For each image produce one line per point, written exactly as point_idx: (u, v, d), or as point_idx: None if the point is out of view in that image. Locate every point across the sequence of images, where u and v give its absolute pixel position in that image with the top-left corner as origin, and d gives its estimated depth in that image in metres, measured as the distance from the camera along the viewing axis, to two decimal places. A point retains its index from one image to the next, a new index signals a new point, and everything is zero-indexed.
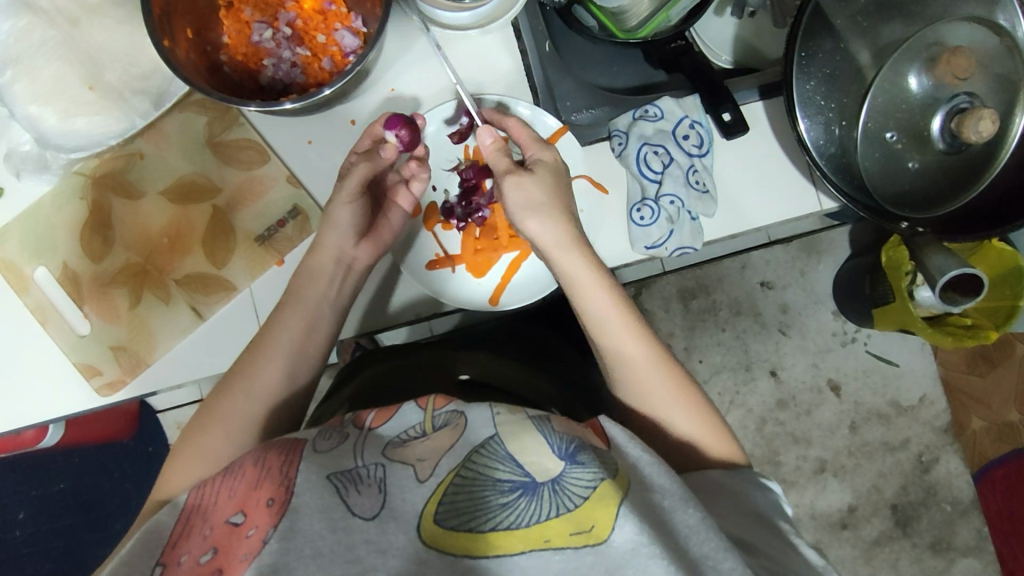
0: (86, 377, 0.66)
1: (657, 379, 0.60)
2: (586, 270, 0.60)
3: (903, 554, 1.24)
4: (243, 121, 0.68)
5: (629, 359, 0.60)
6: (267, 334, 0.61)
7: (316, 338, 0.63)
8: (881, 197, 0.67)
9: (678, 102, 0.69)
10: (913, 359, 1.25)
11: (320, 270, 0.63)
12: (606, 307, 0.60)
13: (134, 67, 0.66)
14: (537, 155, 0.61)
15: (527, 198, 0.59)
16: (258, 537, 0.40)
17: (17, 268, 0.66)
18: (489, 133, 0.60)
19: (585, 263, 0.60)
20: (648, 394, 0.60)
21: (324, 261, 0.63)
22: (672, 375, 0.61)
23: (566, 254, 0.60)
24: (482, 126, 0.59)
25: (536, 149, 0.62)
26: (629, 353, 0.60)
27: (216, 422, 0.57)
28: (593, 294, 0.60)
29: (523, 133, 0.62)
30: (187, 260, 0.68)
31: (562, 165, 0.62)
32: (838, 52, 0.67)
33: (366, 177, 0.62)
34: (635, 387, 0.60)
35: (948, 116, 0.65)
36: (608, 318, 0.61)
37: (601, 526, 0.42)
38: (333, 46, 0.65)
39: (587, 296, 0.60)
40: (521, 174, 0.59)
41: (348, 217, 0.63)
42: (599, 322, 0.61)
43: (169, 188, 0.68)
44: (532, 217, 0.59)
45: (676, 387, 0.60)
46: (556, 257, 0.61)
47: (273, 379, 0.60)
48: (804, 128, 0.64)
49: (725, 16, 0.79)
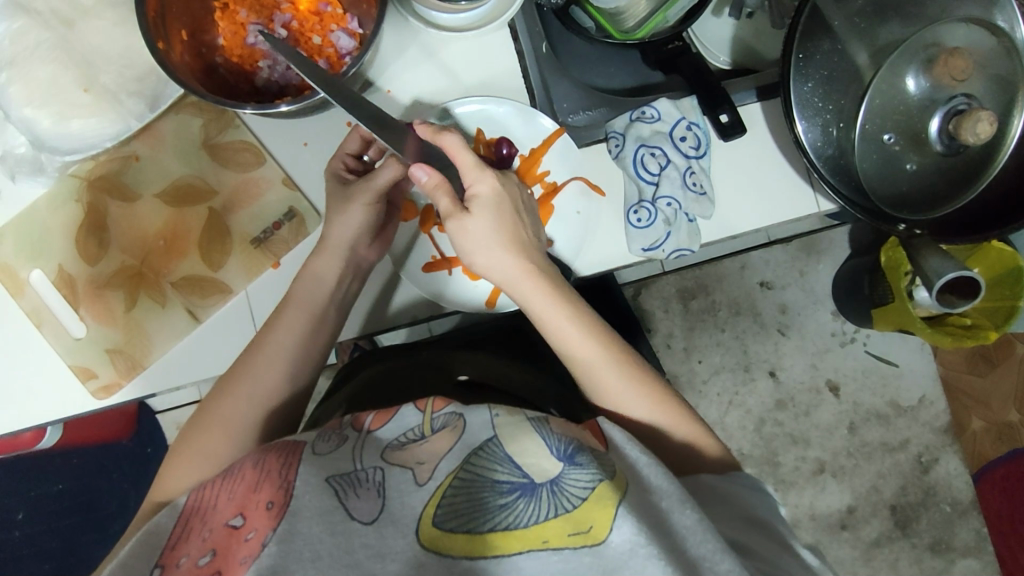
0: (82, 380, 0.66)
1: (631, 395, 0.59)
2: (544, 296, 0.58)
3: (902, 555, 1.24)
4: (238, 123, 0.68)
5: (596, 377, 0.59)
6: (266, 337, 0.61)
7: (314, 338, 0.62)
8: (878, 198, 0.67)
9: (676, 104, 0.69)
10: (912, 359, 1.25)
11: (327, 272, 0.63)
12: (570, 331, 0.59)
13: (129, 69, 0.66)
14: (475, 184, 0.57)
15: (473, 238, 0.57)
16: (257, 540, 0.40)
17: (12, 271, 0.66)
18: (422, 170, 0.54)
19: (545, 291, 0.58)
20: (626, 407, 0.60)
21: (329, 264, 0.63)
22: (648, 388, 0.60)
23: (521, 283, 0.58)
24: (413, 164, 0.53)
25: (474, 176, 0.57)
26: (596, 372, 0.59)
27: (212, 425, 0.57)
28: (555, 320, 0.59)
29: (461, 155, 0.56)
30: (182, 263, 0.67)
31: (502, 189, 0.58)
32: (836, 53, 0.67)
33: (391, 180, 0.62)
34: (612, 404, 0.60)
35: (946, 119, 0.64)
36: (572, 342, 0.59)
37: (600, 526, 0.42)
38: (329, 48, 0.65)
39: (549, 323, 0.59)
40: (463, 219, 0.56)
41: (361, 218, 0.63)
42: (565, 346, 0.60)
43: (165, 190, 0.67)
44: (483, 254, 0.57)
45: (652, 401, 0.60)
46: (514, 288, 0.59)
47: (270, 382, 0.59)
48: (800, 129, 0.64)
49: (723, 17, 0.79)
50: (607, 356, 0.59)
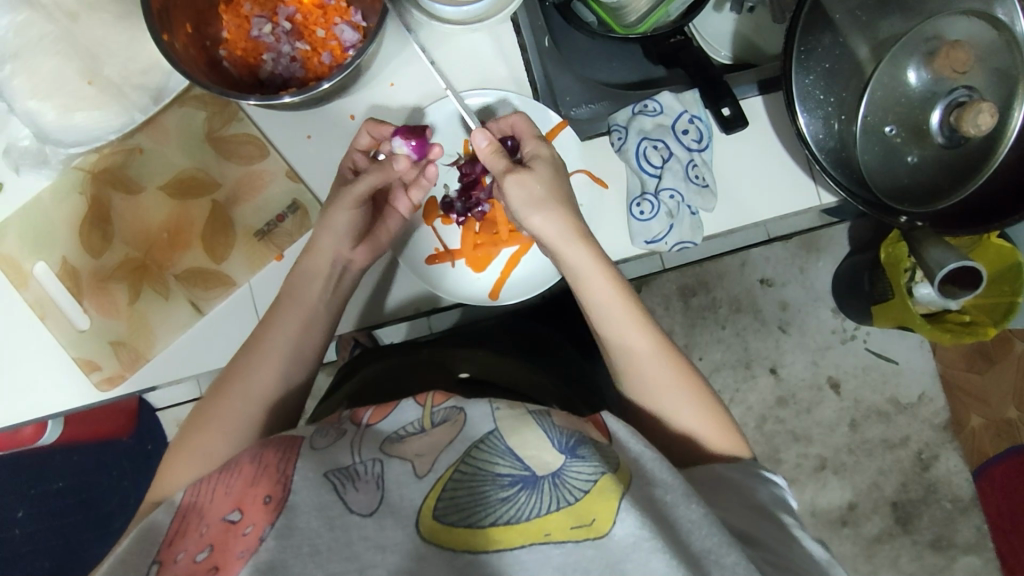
0: (85, 372, 0.66)
1: (663, 372, 0.60)
2: (593, 263, 0.60)
3: (903, 551, 1.25)
4: (242, 116, 0.68)
5: (635, 358, 0.60)
6: (262, 335, 0.61)
7: (312, 335, 0.62)
8: (881, 189, 0.67)
9: (677, 97, 0.69)
10: (912, 356, 1.25)
11: (315, 272, 0.63)
12: (609, 301, 0.60)
13: (134, 63, 0.67)
14: (534, 150, 0.61)
15: (527, 194, 0.59)
16: (255, 534, 0.40)
17: (17, 263, 0.66)
18: (483, 137, 0.58)
19: (590, 256, 0.60)
20: (658, 389, 0.59)
21: (319, 261, 0.63)
22: (681, 372, 0.60)
23: (574, 245, 0.59)
24: (477, 130, 0.57)
25: (533, 145, 0.61)
26: (636, 353, 0.60)
27: (213, 421, 0.57)
28: (597, 286, 0.60)
29: (523, 129, 0.62)
30: (186, 256, 0.67)
31: (559, 158, 0.62)
32: (837, 47, 0.67)
33: (374, 185, 0.62)
34: (641, 383, 0.60)
35: (946, 111, 0.65)
36: (612, 310, 0.60)
37: (603, 518, 0.42)
38: (332, 41, 0.65)
39: (591, 292, 0.60)
40: (524, 173, 0.58)
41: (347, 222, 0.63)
42: (602, 312, 0.61)
43: (169, 182, 0.67)
44: (536, 215, 0.59)
45: (682, 382, 0.60)
46: (561, 250, 0.60)
47: (270, 382, 0.60)
48: (803, 123, 0.64)
49: (724, 11, 0.79)
50: (643, 328, 0.60)
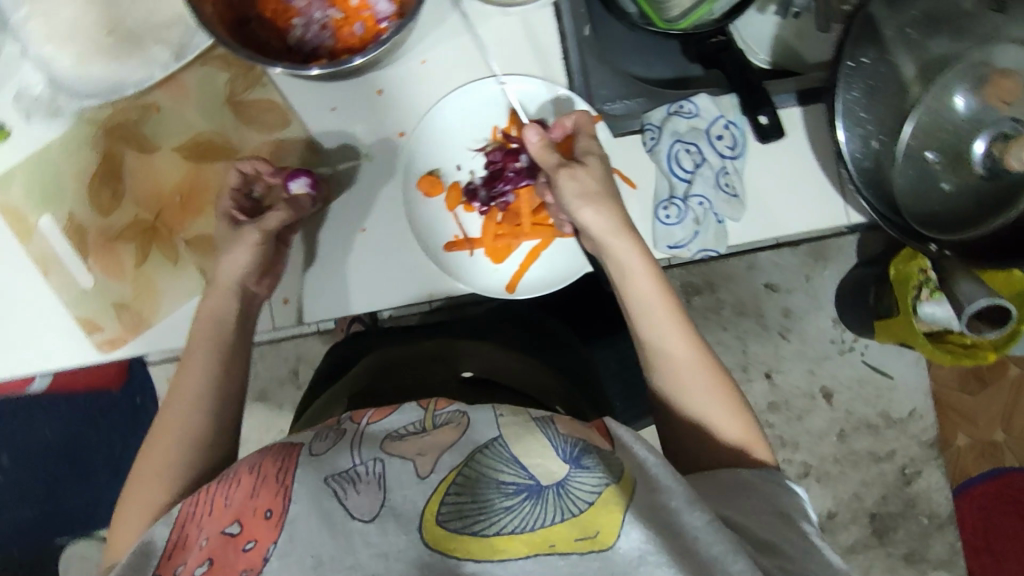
0: (85, 332, 0.65)
1: (696, 368, 0.59)
2: (636, 256, 0.59)
3: (876, 562, 1.26)
4: (266, 81, 0.65)
5: (672, 355, 0.59)
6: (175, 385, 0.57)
7: (236, 369, 0.59)
8: (909, 213, 0.65)
9: (715, 100, 0.67)
10: (907, 372, 1.25)
11: (222, 310, 0.60)
12: (650, 292, 0.59)
13: (156, 15, 0.63)
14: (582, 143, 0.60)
15: (583, 187, 0.58)
16: (257, 552, 0.39)
17: (20, 215, 0.64)
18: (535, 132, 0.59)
19: (634, 247, 0.59)
20: (685, 394, 0.59)
21: (223, 300, 0.60)
22: (707, 365, 0.59)
23: (612, 238, 0.58)
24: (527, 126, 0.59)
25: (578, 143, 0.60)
26: (674, 352, 0.59)
27: (149, 476, 0.53)
28: (639, 278, 0.59)
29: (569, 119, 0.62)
30: (197, 222, 0.65)
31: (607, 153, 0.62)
32: (882, 63, 0.65)
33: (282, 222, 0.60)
34: (675, 381, 0.59)
35: (991, 141, 0.65)
36: (651, 304, 0.59)
37: (608, 531, 0.40)
38: (366, 11, 0.62)
39: (635, 284, 0.59)
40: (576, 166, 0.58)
41: (248, 255, 0.59)
42: (639, 309, 0.59)
43: (184, 145, 0.65)
44: (584, 208, 0.58)
45: (714, 383, 0.59)
46: (607, 242, 0.59)
47: (195, 426, 0.55)
48: (841, 139, 0.62)
49: (768, 14, 0.77)
50: (681, 323, 0.59)
